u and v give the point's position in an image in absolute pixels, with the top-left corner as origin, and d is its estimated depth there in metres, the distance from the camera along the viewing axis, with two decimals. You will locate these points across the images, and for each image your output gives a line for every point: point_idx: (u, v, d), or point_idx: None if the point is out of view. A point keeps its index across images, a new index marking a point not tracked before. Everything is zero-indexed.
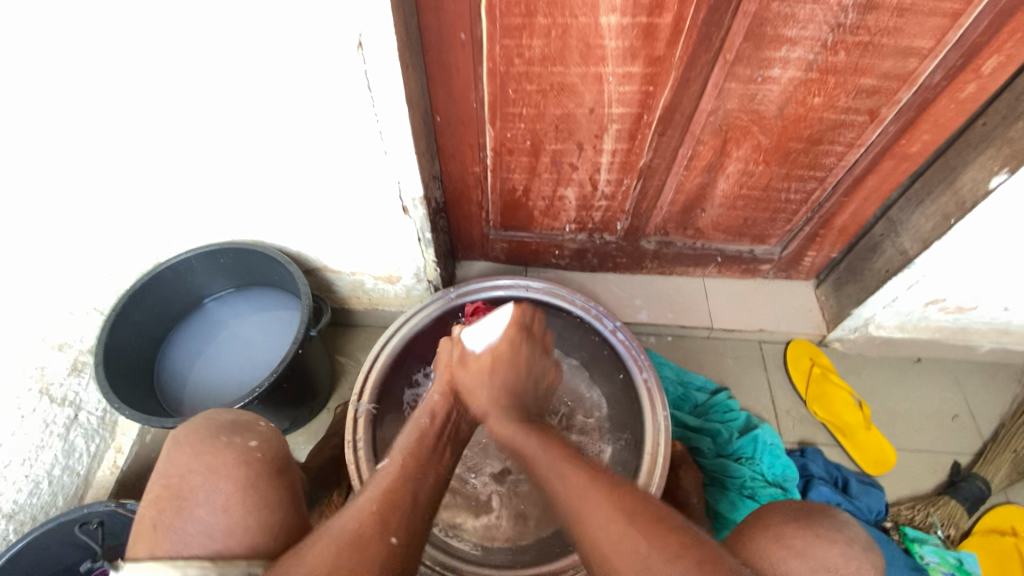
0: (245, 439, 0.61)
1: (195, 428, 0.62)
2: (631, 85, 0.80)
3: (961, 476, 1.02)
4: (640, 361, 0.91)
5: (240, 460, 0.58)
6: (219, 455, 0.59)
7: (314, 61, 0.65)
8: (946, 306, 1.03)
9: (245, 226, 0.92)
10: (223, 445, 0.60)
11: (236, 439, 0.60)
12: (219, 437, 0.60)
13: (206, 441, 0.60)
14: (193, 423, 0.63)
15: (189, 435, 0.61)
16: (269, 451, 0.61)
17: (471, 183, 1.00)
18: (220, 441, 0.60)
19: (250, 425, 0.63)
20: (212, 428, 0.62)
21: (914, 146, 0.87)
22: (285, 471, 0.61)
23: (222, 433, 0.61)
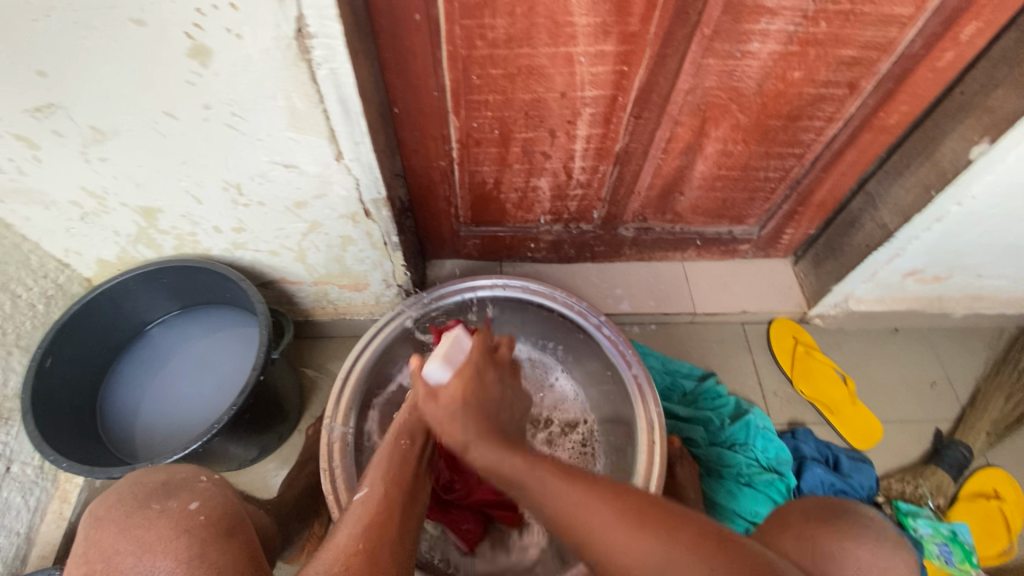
0: (183, 502, 0.54)
1: (120, 498, 0.54)
2: (604, 65, 0.75)
3: (944, 444, 1.04)
4: (628, 356, 0.87)
5: (177, 530, 0.51)
6: (151, 526, 0.51)
7: (249, 54, 0.57)
8: (924, 277, 1.03)
9: (188, 240, 0.83)
10: (155, 514, 0.53)
11: (170, 504, 0.53)
12: (151, 506, 0.53)
13: (136, 511, 0.53)
14: (115, 495, 0.55)
15: (111, 508, 0.54)
16: (214, 513, 0.54)
17: (437, 178, 0.93)
18: (152, 510, 0.53)
19: (187, 484, 0.57)
20: (143, 494, 0.55)
21: (893, 118, 0.84)
22: (237, 530, 0.54)
23: (154, 500, 0.54)
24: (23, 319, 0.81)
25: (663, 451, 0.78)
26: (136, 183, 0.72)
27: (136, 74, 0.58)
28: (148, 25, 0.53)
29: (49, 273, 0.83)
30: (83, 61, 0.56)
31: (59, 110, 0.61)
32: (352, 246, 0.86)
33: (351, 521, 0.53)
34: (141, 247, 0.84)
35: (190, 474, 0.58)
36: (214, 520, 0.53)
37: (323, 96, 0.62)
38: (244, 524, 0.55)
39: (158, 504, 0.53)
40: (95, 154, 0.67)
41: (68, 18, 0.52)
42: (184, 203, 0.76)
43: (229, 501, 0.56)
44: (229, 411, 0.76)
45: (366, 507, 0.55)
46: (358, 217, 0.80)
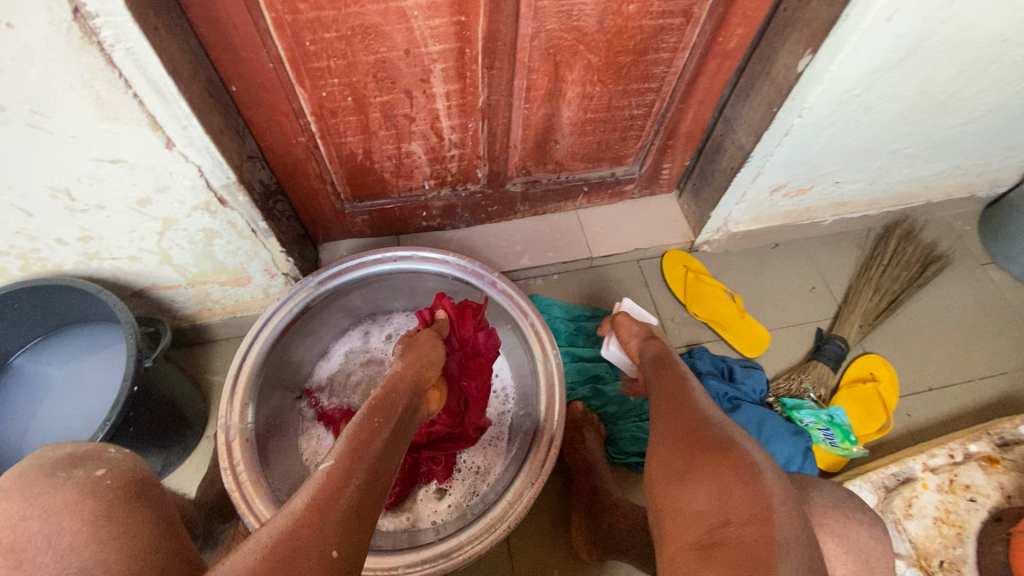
0: (89, 469, 0.49)
1: (28, 466, 0.49)
2: (440, 17, 0.73)
3: (824, 339, 1.14)
4: (523, 307, 0.89)
5: (82, 494, 0.46)
6: (56, 493, 0.46)
7: (27, 43, 0.52)
8: (789, 191, 1.11)
9: (28, 258, 0.76)
10: None
11: (75, 472, 0.48)
12: None
13: (40, 480, 0.47)
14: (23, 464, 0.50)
15: (13, 480, 0.48)
16: None
17: (302, 156, 0.89)
18: (57, 478, 0.48)
19: None
20: (46, 465, 0.49)
21: (732, 42, 0.89)
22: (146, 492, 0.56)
23: (58, 469, 0.49)
24: None
25: (562, 390, 0.83)
26: None
27: None
28: None
29: None
30: None
31: None
32: (219, 239, 0.83)
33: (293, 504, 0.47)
34: None
35: None
36: (125, 483, 0.48)
37: (128, 79, 0.58)
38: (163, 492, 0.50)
39: None
40: None
41: None
42: (11, 218, 0.69)
43: None
44: (105, 427, 0.72)
45: (316, 482, 0.50)
46: (214, 207, 0.77)
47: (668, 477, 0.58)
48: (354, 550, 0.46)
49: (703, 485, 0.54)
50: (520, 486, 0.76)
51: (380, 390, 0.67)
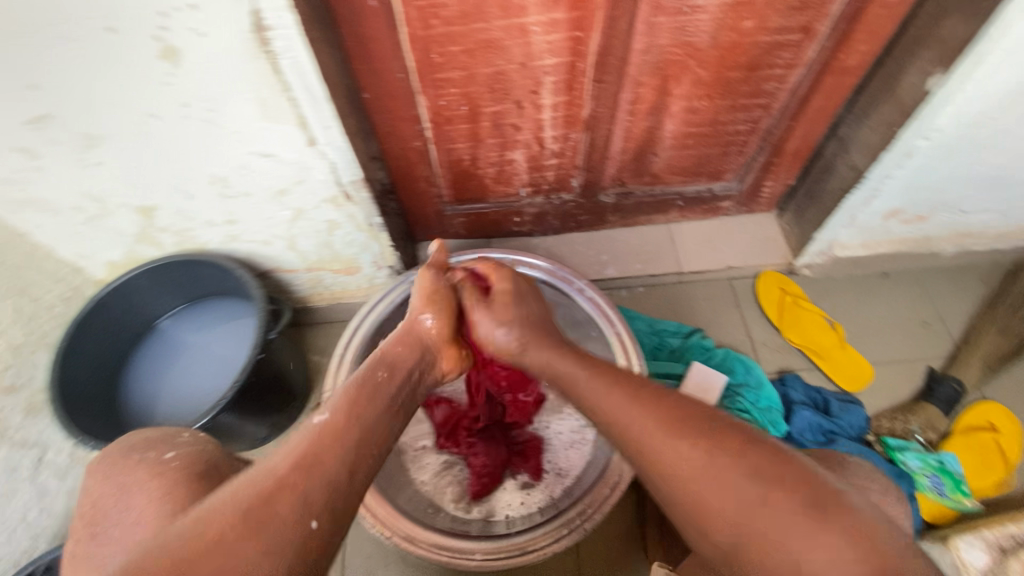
0: (159, 452, 0.58)
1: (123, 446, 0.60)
2: (557, 32, 0.77)
3: (936, 380, 1.05)
4: (611, 315, 0.90)
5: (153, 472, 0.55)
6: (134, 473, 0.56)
7: (216, 51, 0.61)
8: (905, 217, 1.03)
9: (185, 235, 0.89)
10: (135, 462, 0.57)
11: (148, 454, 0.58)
12: (133, 455, 0.58)
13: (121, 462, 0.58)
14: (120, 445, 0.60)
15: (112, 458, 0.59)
16: (187, 459, 0.56)
17: (415, 159, 0.97)
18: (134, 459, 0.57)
19: (170, 438, 0.60)
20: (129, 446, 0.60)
21: (853, 59, 0.85)
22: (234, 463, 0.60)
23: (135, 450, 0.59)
24: (43, 319, 0.87)
25: None
26: (131, 184, 0.77)
27: (117, 80, 0.63)
28: (121, 32, 0.58)
29: (65, 277, 0.90)
30: (65, 70, 0.61)
31: (52, 120, 0.66)
32: (338, 230, 0.91)
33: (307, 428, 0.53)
34: (145, 246, 0.90)
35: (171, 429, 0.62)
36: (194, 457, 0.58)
37: (289, 85, 0.66)
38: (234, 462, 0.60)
39: (140, 453, 0.58)
40: (90, 159, 0.72)
41: (47, 32, 0.57)
42: (178, 199, 0.81)
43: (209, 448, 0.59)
44: (233, 387, 0.82)
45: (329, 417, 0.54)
46: (340, 201, 0.85)
47: (676, 470, 0.48)
48: (334, 512, 0.47)
49: (742, 499, 0.44)
50: (600, 490, 0.77)
51: (387, 345, 0.69)
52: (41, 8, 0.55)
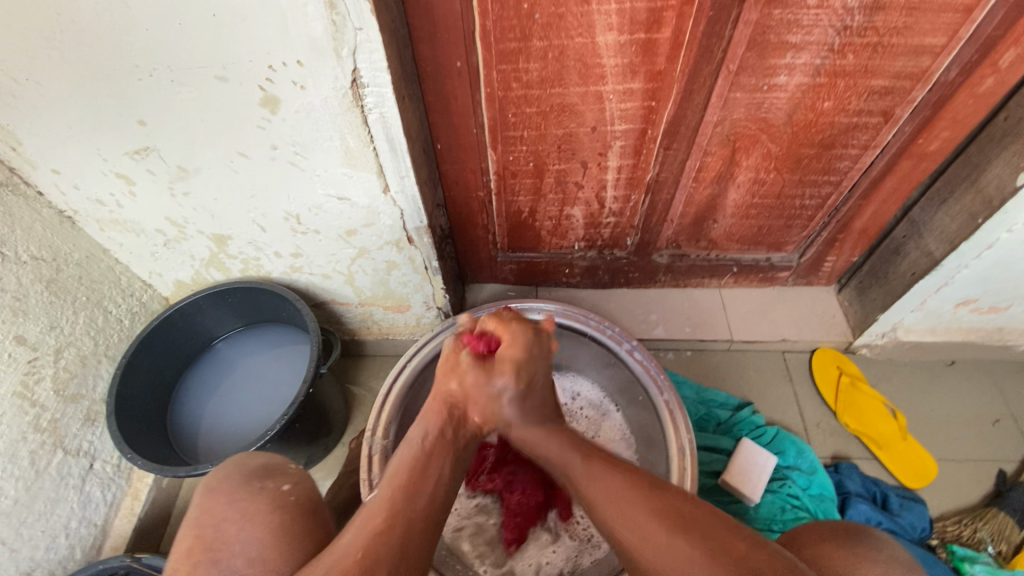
0: (278, 483, 0.60)
1: (224, 475, 0.61)
2: (632, 101, 0.79)
3: (1008, 486, 0.97)
4: (660, 382, 0.86)
5: (266, 505, 0.57)
6: (252, 500, 0.57)
7: (311, 102, 0.64)
8: (979, 307, 0.99)
9: (251, 263, 0.92)
10: (256, 490, 0.59)
11: (267, 484, 0.60)
12: (251, 483, 0.60)
13: (239, 488, 0.59)
14: (224, 471, 0.62)
15: (220, 482, 0.60)
16: (301, 495, 0.60)
17: (476, 208, 0.99)
18: (253, 486, 0.59)
19: (281, 468, 0.63)
20: (242, 475, 0.61)
21: (933, 145, 0.83)
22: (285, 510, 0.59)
23: (254, 479, 0.60)
24: (111, 332, 0.91)
25: (693, 477, 0.77)
26: (211, 213, 0.81)
27: (216, 122, 0.67)
28: (229, 80, 0.61)
29: (135, 292, 0.95)
30: (174, 110, 0.65)
31: (153, 152, 0.71)
32: (396, 270, 0.93)
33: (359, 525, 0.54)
34: (212, 269, 0.94)
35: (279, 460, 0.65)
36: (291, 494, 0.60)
37: (374, 136, 0.69)
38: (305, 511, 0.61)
39: (257, 482, 0.60)
40: (179, 189, 0.76)
41: (165, 77, 0.61)
42: (251, 230, 0.84)
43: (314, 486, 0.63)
44: (281, 421, 0.83)
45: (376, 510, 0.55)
46: (403, 244, 0.87)
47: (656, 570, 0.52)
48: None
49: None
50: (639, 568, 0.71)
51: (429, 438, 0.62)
52: (163, 57, 0.59)
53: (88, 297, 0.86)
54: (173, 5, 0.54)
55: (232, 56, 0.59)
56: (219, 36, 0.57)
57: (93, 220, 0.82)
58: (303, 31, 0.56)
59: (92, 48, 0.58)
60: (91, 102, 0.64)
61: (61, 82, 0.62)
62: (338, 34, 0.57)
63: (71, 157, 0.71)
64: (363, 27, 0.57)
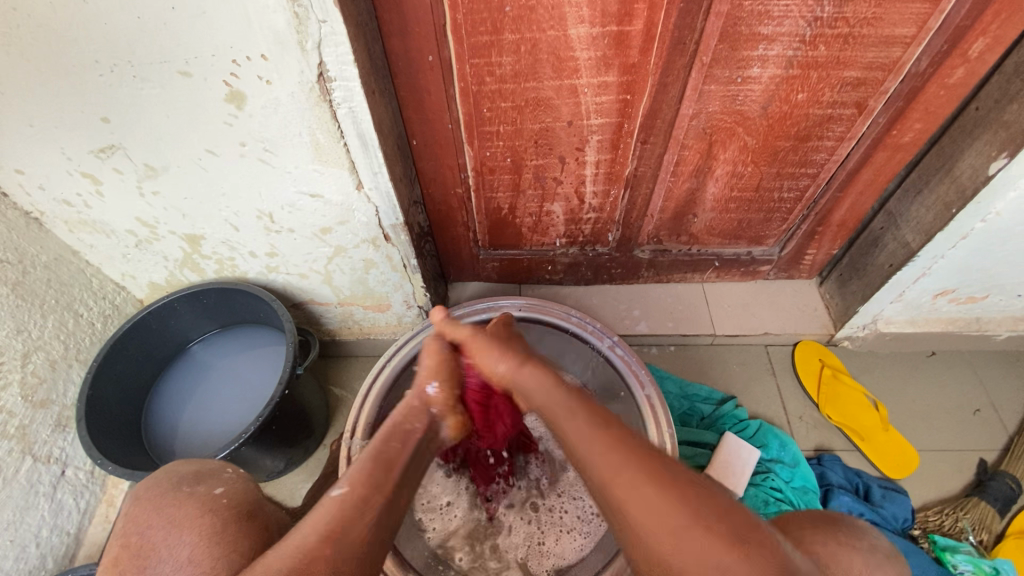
0: (210, 486, 0.59)
1: (155, 482, 0.60)
2: (607, 95, 0.78)
3: (988, 475, 0.98)
4: (641, 377, 0.86)
5: (204, 509, 0.56)
6: (182, 505, 0.56)
7: (278, 97, 0.63)
8: (957, 297, 0.99)
9: (226, 263, 0.91)
10: (185, 495, 0.57)
11: (198, 487, 0.58)
12: (181, 488, 0.58)
13: (168, 493, 0.58)
14: (155, 478, 0.60)
15: (149, 489, 0.59)
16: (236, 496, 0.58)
17: (455, 205, 0.98)
18: (182, 492, 0.58)
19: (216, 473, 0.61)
20: (174, 480, 0.60)
21: (907, 136, 0.84)
22: (255, 512, 0.58)
23: (184, 484, 0.59)
24: (82, 335, 0.89)
25: None
26: (182, 213, 0.80)
27: (181, 119, 0.65)
28: (193, 75, 0.60)
29: (108, 294, 0.93)
30: (138, 107, 0.64)
31: (119, 150, 0.69)
32: (374, 269, 0.92)
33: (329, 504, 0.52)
34: (186, 271, 0.92)
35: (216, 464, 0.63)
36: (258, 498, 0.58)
37: (345, 132, 0.68)
38: (276, 516, 0.59)
39: (188, 487, 0.58)
40: (148, 188, 0.75)
41: (127, 72, 0.60)
42: (224, 230, 0.83)
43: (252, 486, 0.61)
44: (256, 422, 0.81)
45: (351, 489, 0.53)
46: (379, 242, 0.86)
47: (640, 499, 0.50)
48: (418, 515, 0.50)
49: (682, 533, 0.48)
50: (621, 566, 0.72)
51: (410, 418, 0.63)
52: (124, 52, 0.58)
53: (57, 300, 0.84)
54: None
55: (195, 50, 0.58)
56: (179, 29, 0.56)
57: (61, 221, 0.80)
58: (266, 23, 0.55)
59: (49, 43, 0.57)
60: (51, 100, 0.63)
61: (19, 79, 0.60)
62: (301, 27, 0.56)
63: (34, 156, 0.70)
64: (327, 19, 0.56)
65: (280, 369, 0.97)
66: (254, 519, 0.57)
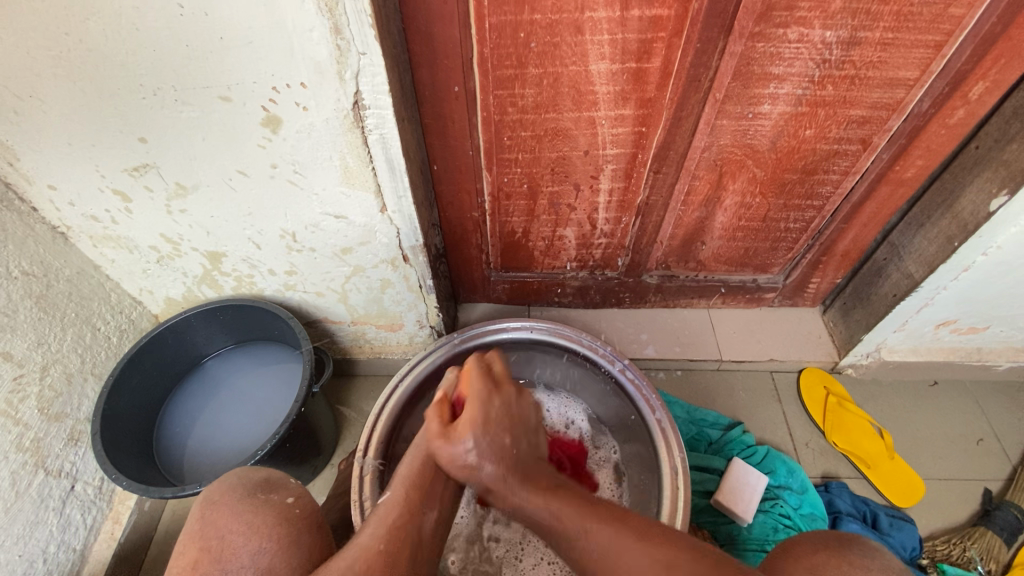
0: (282, 496, 0.60)
1: (229, 487, 0.61)
2: (623, 127, 0.82)
3: (994, 504, 0.99)
4: (652, 401, 0.87)
5: (278, 518, 0.57)
6: (258, 513, 0.57)
7: (313, 123, 0.65)
8: (958, 328, 1.02)
9: (245, 281, 0.92)
10: (260, 502, 0.59)
11: (272, 496, 0.59)
12: (256, 495, 0.60)
13: (243, 500, 0.59)
14: (227, 483, 0.61)
15: (224, 494, 0.60)
16: (305, 508, 0.60)
17: (470, 228, 1.01)
18: (257, 498, 0.59)
19: (284, 482, 0.63)
20: (246, 487, 0.61)
21: (909, 172, 0.87)
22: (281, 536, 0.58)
23: (258, 491, 0.60)
24: (98, 349, 0.90)
25: (686, 495, 0.77)
26: (207, 231, 0.81)
27: (216, 140, 0.67)
28: (232, 100, 0.63)
29: (125, 309, 0.94)
30: (175, 129, 0.66)
31: (152, 169, 0.71)
32: (390, 289, 0.94)
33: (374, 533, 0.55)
34: (204, 287, 0.93)
35: (279, 475, 0.64)
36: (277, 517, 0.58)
37: (373, 157, 0.70)
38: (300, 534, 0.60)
39: (262, 495, 0.60)
40: (176, 207, 0.77)
41: (169, 96, 0.62)
42: (246, 248, 0.85)
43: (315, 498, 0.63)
44: (271, 440, 0.81)
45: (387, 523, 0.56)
46: (398, 262, 0.88)
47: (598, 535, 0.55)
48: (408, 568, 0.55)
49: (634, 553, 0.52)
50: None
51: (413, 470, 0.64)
52: (169, 77, 0.60)
53: (76, 313, 0.85)
54: (183, 29, 0.56)
55: (236, 77, 0.60)
56: (225, 58, 0.58)
57: (86, 236, 0.81)
58: (308, 55, 0.58)
59: (98, 67, 0.59)
60: (93, 120, 0.65)
61: (64, 100, 0.62)
62: (341, 58, 0.59)
63: (68, 173, 0.71)
64: (366, 51, 0.59)
65: (294, 387, 0.98)
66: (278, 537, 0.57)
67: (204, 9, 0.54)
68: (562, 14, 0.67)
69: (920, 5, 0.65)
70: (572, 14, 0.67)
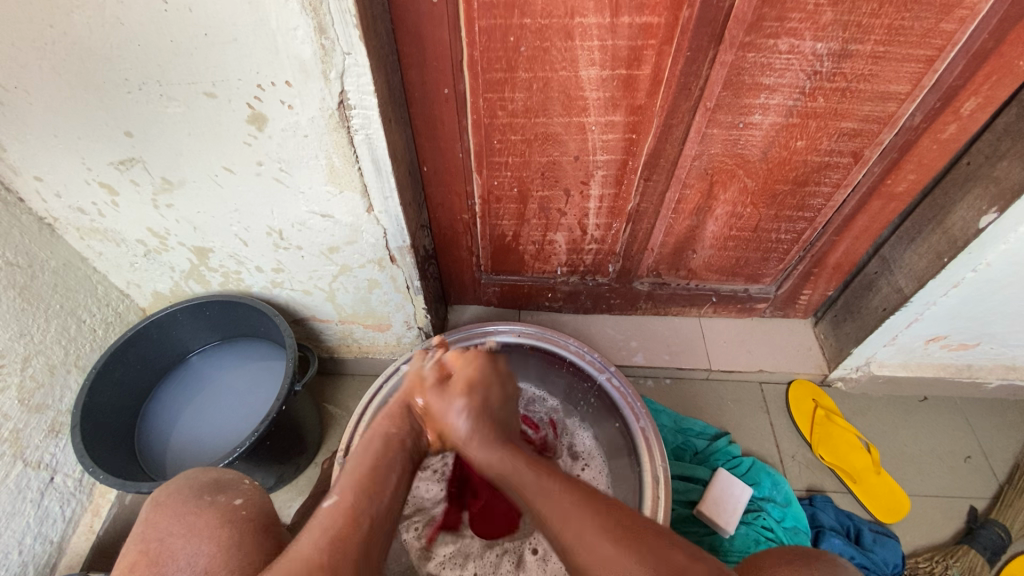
0: (230, 497, 0.59)
1: (175, 489, 0.60)
2: (614, 133, 0.81)
3: (978, 523, 0.98)
4: (636, 409, 0.86)
5: (222, 519, 0.56)
6: (200, 515, 0.57)
7: (299, 121, 0.65)
8: (948, 344, 1.01)
9: (232, 278, 0.91)
10: (206, 504, 0.58)
11: (219, 497, 0.59)
12: (201, 498, 0.59)
13: (189, 501, 0.58)
14: (175, 485, 0.61)
15: (170, 496, 0.59)
16: (255, 508, 0.59)
17: (460, 230, 1.00)
18: (203, 501, 0.58)
19: (234, 483, 0.62)
20: (197, 488, 0.60)
21: (901, 186, 0.87)
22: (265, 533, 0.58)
23: (205, 493, 0.60)
24: (83, 341, 0.90)
25: (666, 506, 0.76)
26: (193, 226, 0.81)
27: (202, 136, 0.67)
28: (217, 97, 0.63)
29: (112, 302, 0.94)
30: (161, 124, 0.66)
31: (138, 163, 0.71)
32: (378, 289, 0.93)
33: (317, 533, 0.52)
34: (191, 282, 0.93)
35: (234, 475, 0.63)
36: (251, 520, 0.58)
37: (359, 156, 0.70)
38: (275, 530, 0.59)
39: (209, 496, 0.59)
40: (163, 201, 0.77)
41: (154, 91, 0.62)
42: (232, 244, 0.84)
43: (268, 500, 0.62)
44: (251, 437, 0.81)
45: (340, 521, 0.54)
46: (385, 263, 0.88)
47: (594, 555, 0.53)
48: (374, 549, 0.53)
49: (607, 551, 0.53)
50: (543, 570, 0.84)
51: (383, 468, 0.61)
52: (154, 72, 0.60)
53: (61, 305, 0.85)
54: (168, 24, 0.56)
55: (220, 74, 0.60)
56: (209, 54, 0.58)
57: (72, 228, 0.81)
58: (293, 53, 0.58)
59: (82, 59, 0.59)
60: (80, 114, 0.65)
61: (50, 92, 0.62)
62: (327, 57, 0.59)
63: (54, 165, 0.71)
64: (351, 51, 0.59)
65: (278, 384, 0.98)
66: (255, 531, 0.56)
67: (189, 5, 0.54)
68: (552, 19, 0.66)
69: (912, 18, 0.65)
70: (562, 19, 0.66)
